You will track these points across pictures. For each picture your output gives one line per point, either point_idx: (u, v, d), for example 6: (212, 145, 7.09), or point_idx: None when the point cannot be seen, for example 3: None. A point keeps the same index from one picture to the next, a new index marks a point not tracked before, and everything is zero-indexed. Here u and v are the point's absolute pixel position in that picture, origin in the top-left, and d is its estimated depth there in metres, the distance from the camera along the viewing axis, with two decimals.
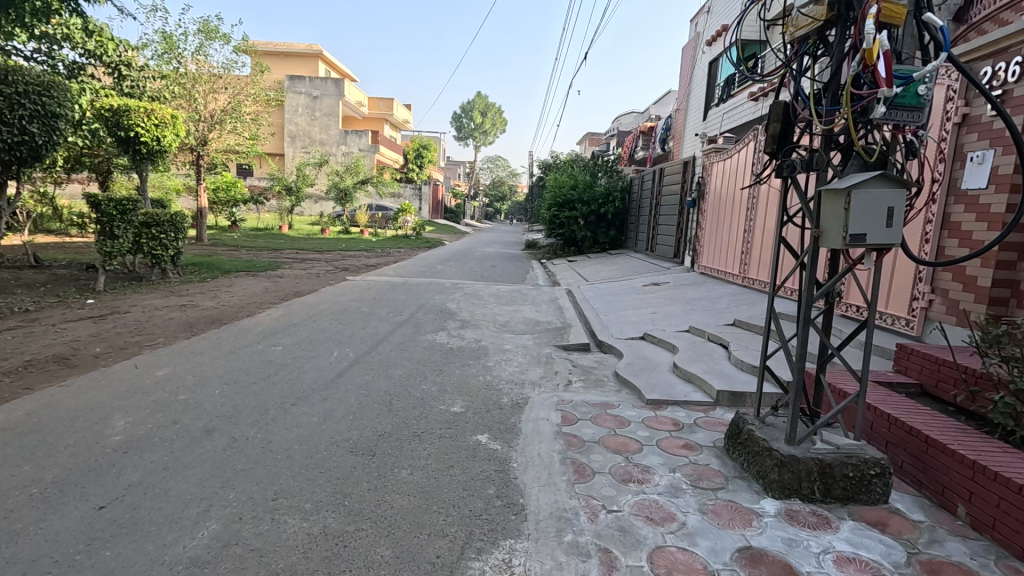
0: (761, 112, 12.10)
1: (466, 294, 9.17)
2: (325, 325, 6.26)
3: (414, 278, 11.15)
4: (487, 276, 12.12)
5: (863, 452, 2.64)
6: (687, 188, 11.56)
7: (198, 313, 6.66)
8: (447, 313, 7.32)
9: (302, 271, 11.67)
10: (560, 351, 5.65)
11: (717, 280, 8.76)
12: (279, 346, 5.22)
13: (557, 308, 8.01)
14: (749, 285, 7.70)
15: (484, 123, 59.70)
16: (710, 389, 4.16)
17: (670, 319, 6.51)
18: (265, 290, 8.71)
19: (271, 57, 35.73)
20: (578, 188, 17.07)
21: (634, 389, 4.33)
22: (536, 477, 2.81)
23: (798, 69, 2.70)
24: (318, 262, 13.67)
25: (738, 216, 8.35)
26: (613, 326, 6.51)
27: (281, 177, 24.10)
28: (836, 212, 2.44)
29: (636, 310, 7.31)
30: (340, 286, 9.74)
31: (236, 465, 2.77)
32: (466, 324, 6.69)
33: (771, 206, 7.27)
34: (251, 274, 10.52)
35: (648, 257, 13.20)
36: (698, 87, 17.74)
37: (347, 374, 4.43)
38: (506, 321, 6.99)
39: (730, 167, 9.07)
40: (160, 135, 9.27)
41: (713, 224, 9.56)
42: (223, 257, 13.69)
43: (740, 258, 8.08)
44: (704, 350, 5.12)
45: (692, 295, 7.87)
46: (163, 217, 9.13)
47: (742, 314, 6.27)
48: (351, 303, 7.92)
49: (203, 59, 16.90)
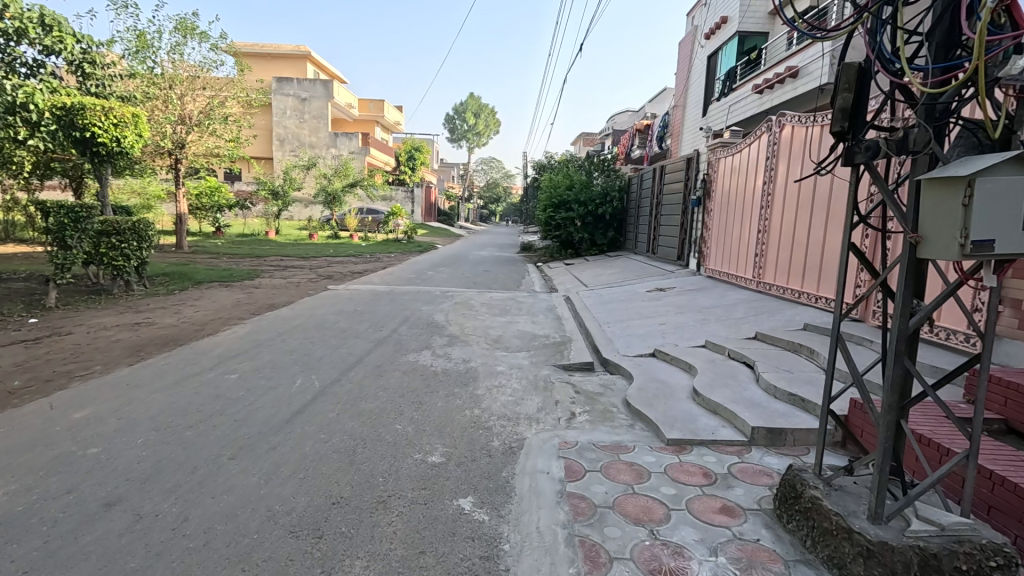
0: (766, 105, 11.52)
1: (456, 304, 8.46)
2: (295, 344, 5.54)
3: (401, 286, 10.45)
4: (480, 282, 11.44)
5: (977, 533, 1.94)
6: (690, 186, 10.88)
7: (152, 333, 5.92)
8: (434, 327, 6.61)
9: (281, 279, 10.95)
10: (561, 373, 4.94)
11: (728, 285, 8.09)
12: (235, 373, 4.50)
13: (556, 319, 7.30)
14: (766, 290, 7.06)
15: (478, 125, 59.03)
16: (741, 424, 3.46)
17: (682, 332, 5.82)
18: (236, 304, 7.96)
19: (258, 60, 35.01)
20: (574, 189, 16.49)
21: (651, 424, 3.62)
22: (534, 568, 2.11)
23: (878, 18, 2.01)
24: (302, 270, 12.96)
25: (751, 215, 7.70)
26: (619, 341, 5.81)
27: (267, 181, 23.34)
28: (946, 210, 1.76)
29: (643, 321, 6.61)
30: (320, 296, 9.03)
31: (127, 564, 2.04)
32: (454, 340, 5.98)
33: (791, 205, 6.61)
34: (225, 284, 9.79)
35: (650, 260, 12.54)
36: (697, 83, 17.19)
37: (307, 410, 3.70)
38: (499, 336, 6.28)
39: (739, 162, 8.40)
40: (119, 135, 8.60)
41: (721, 223, 8.90)
42: (201, 266, 12.94)
43: (755, 261, 7.43)
44: (726, 371, 4.44)
45: (703, 303, 7.17)
46: (124, 224, 8.42)
47: (764, 326, 5.57)
48: (329, 316, 7.19)
49: (180, 58, 16.18)
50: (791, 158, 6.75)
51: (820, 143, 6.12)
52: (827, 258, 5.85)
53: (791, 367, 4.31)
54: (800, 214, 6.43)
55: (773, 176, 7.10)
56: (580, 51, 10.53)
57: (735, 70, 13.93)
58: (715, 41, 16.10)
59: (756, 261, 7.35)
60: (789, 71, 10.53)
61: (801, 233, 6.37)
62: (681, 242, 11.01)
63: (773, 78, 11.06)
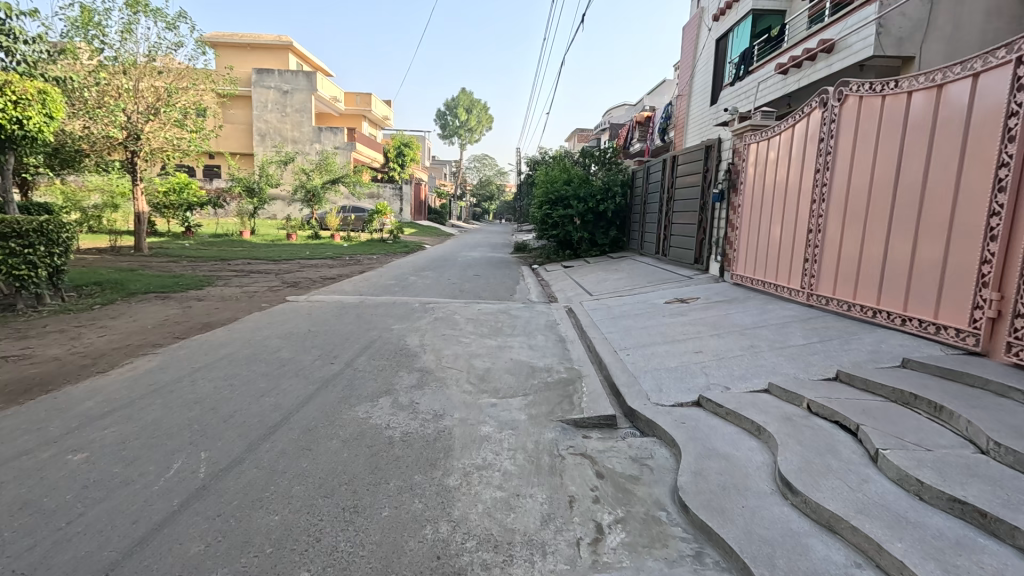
0: (792, 86, 10.18)
1: (437, 320, 6.95)
2: (207, 390, 4.03)
3: (376, 295, 8.96)
4: (467, 289, 9.98)
5: None
6: (709, 177, 9.44)
7: (17, 372, 4.37)
8: (402, 358, 5.10)
9: (236, 288, 9.41)
10: (571, 436, 3.48)
11: (766, 297, 6.67)
12: (86, 449, 2.99)
13: (559, 342, 5.83)
14: (821, 305, 5.65)
15: (470, 120, 57.45)
16: (896, 567, 2.00)
17: (732, 367, 4.36)
18: (162, 323, 6.42)
19: (236, 51, 33.36)
20: (572, 184, 15.06)
21: (733, 561, 2.16)
22: None
23: None
24: (266, 275, 11.43)
25: (797, 211, 6.29)
26: (647, 380, 4.34)
27: (241, 177, 21.72)
28: None
29: (673, 348, 5.14)
30: (273, 311, 7.50)
31: None
32: (425, 378, 4.48)
33: (859, 196, 5.16)
34: (164, 294, 8.25)
35: (660, 263, 11.14)
36: (704, 70, 15.86)
37: (155, 539, 2.20)
38: (487, 370, 4.80)
39: (775, 148, 7.00)
40: (20, 116, 7.03)
41: (753, 220, 7.52)
42: (147, 271, 11.34)
43: (804, 268, 6.02)
44: (820, 443, 2.97)
45: (743, 321, 5.72)
46: (26, 225, 6.87)
47: (843, 360, 4.12)
48: (271, 340, 5.66)
49: (130, 39, 14.52)
50: (852, 136, 5.35)
51: (901, 115, 4.70)
52: (917, 265, 4.43)
53: (924, 438, 2.84)
54: (868, 207, 5.03)
55: (829, 162, 5.69)
56: (581, 22, 9.03)
57: (751, 51, 12.51)
58: (724, 23, 14.71)
59: (806, 268, 5.97)
60: (823, 45, 9.11)
61: (872, 233, 4.95)
62: (699, 242, 9.59)
63: (801, 55, 9.68)
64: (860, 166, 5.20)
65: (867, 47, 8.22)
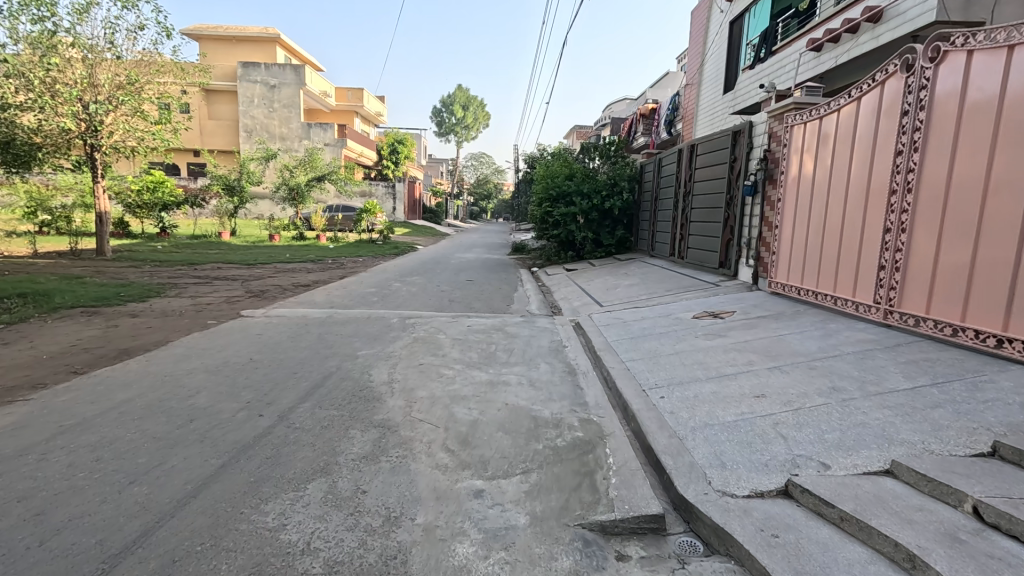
0: (827, 64, 8.86)
1: (415, 343, 5.63)
2: (51, 473, 2.70)
3: (351, 308, 7.66)
4: (458, 299, 8.69)
5: None
6: (737, 167, 8.13)
7: None
8: (360, 405, 3.78)
9: (189, 299, 8.09)
10: (601, 563, 2.17)
11: (824, 313, 5.36)
12: None
13: (568, 375, 4.54)
14: (907, 326, 4.39)
15: (466, 117, 56.03)
16: None
17: (823, 428, 3.03)
18: (67, 350, 5.08)
19: (221, 44, 32.01)
20: (575, 179, 13.84)
21: None
22: None
23: None
24: (232, 283, 10.11)
25: (866, 206, 5.00)
26: (700, 448, 3.03)
27: (220, 173, 20.34)
28: None
29: (723, 390, 3.83)
30: (219, 329, 6.18)
31: None
32: (383, 443, 3.18)
33: (972, 183, 3.89)
34: (93, 309, 6.90)
35: (676, 266, 9.87)
36: (715, 55, 14.54)
37: None
38: (473, 424, 3.49)
39: (829, 128, 5.69)
40: None
41: (799, 219, 6.22)
42: (95, 278, 10.00)
43: (879, 278, 4.74)
44: None
45: (807, 348, 4.42)
46: None
47: (991, 422, 2.81)
48: (194, 376, 4.33)
49: (85, 23, 13.21)
50: (954, 105, 4.07)
51: None
52: None
53: None
54: (986, 197, 3.80)
55: (914, 141, 4.42)
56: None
57: (774, 29, 11.14)
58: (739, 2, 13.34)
59: (880, 277, 4.71)
60: (868, 14, 7.77)
61: (997, 234, 3.71)
62: (725, 244, 8.31)
63: (840, 27, 8.35)
64: (970, 145, 3.93)
65: (926, 12, 6.84)
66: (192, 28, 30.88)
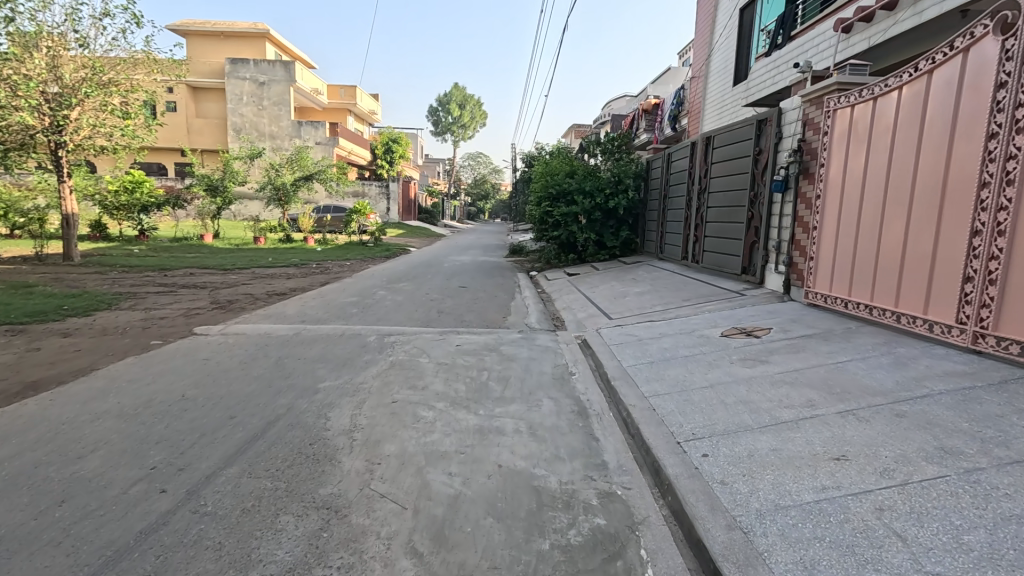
0: (862, 46, 7.91)
1: (391, 370, 4.68)
2: None
3: (324, 322, 6.69)
4: (448, 310, 7.72)
5: None
6: (762, 160, 7.20)
7: None
8: (304, 471, 2.83)
9: (140, 312, 7.10)
10: None
11: (886, 333, 4.41)
12: None
13: (579, 419, 3.59)
14: (1008, 354, 3.47)
15: (463, 116, 55.05)
16: None
17: (955, 523, 2.10)
18: None
19: (209, 39, 31.00)
20: (576, 176, 12.91)
21: None
22: None
23: None
24: (199, 292, 9.13)
25: (943, 203, 4.06)
26: (781, 553, 2.09)
27: (202, 172, 19.27)
28: None
29: (789, 446, 2.88)
30: (161, 351, 5.22)
31: None
32: (322, 542, 2.22)
33: None
34: (18, 328, 5.89)
35: (689, 271, 8.95)
36: (722, 47, 13.64)
37: None
38: (453, 502, 2.54)
39: (887, 111, 4.76)
40: None
41: (845, 219, 5.28)
42: (46, 287, 9.00)
43: (966, 294, 3.80)
44: None
45: (884, 383, 3.47)
46: None
47: None
48: (98, 424, 3.37)
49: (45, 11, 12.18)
50: None
51: None
52: None
53: None
54: None
55: (1016, 119, 3.49)
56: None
57: (792, 13, 10.14)
58: None
59: (966, 291, 3.80)
60: None
61: None
62: (748, 247, 7.39)
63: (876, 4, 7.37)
64: None
65: None
66: (178, 23, 29.88)
